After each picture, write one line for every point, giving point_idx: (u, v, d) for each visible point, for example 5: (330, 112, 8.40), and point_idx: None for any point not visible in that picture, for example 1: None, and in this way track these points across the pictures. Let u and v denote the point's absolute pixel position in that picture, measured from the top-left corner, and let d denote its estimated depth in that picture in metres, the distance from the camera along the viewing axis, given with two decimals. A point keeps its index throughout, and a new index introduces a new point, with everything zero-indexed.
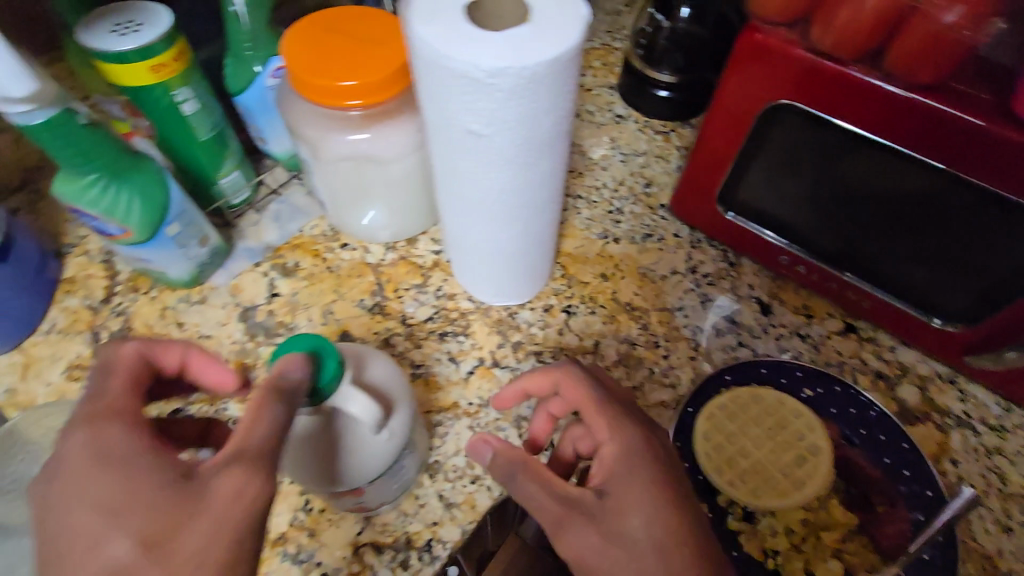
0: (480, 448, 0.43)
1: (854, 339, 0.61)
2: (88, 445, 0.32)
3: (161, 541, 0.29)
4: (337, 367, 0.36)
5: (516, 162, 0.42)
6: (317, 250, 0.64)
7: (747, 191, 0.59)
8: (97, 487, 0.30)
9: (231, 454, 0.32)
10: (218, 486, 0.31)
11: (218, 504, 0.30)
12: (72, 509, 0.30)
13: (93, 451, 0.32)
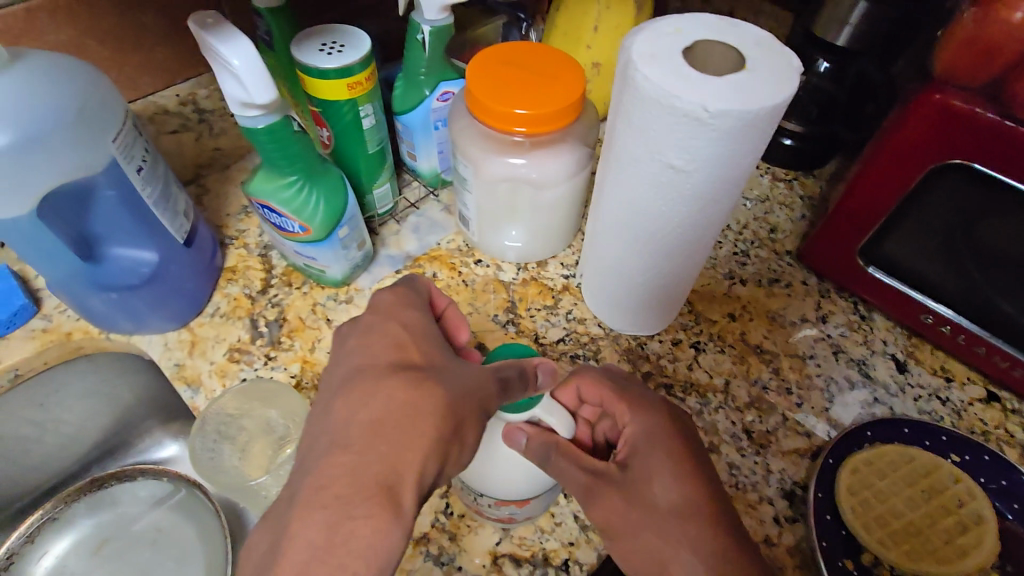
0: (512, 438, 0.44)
1: (998, 409, 0.58)
2: (412, 317, 0.45)
3: (435, 391, 0.39)
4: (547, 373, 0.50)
5: (704, 198, 0.44)
6: (454, 264, 0.67)
7: (893, 245, 0.59)
8: (407, 342, 0.42)
9: (484, 371, 0.43)
10: (475, 388, 0.41)
11: (472, 397, 0.41)
12: (381, 343, 0.42)
13: (411, 322, 0.44)
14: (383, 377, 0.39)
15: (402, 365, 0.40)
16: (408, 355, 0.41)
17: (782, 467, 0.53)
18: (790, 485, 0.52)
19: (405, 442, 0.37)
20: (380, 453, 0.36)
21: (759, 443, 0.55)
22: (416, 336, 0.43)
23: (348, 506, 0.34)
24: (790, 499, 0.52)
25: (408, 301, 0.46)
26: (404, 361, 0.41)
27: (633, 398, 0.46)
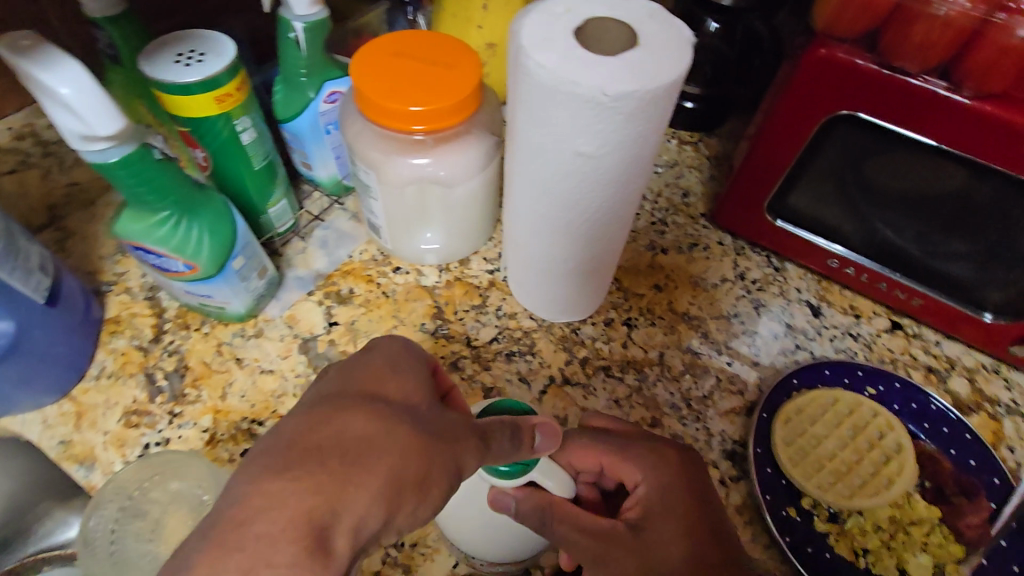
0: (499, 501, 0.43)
1: (902, 336, 0.63)
2: (401, 353, 0.40)
3: (401, 440, 0.33)
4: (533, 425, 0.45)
5: (615, 180, 0.43)
6: (370, 276, 0.63)
7: (795, 199, 0.61)
8: (390, 380, 0.37)
9: (468, 426, 0.38)
10: (453, 442, 0.36)
11: (448, 451, 0.35)
12: (361, 374, 0.37)
13: (400, 359, 0.39)
14: (354, 407, 0.33)
15: (374, 397, 0.35)
16: (382, 389, 0.36)
17: (722, 429, 0.55)
18: (731, 445, 0.54)
19: (353, 483, 0.30)
20: (321, 484, 0.30)
21: (698, 409, 0.56)
22: (402, 370, 0.38)
23: (271, 549, 0.27)
24: (733, 458, 0.53)
25: (403, 342, 0.41)
26: (375, 392, 0.35)
27: (635, 452, 0.46)
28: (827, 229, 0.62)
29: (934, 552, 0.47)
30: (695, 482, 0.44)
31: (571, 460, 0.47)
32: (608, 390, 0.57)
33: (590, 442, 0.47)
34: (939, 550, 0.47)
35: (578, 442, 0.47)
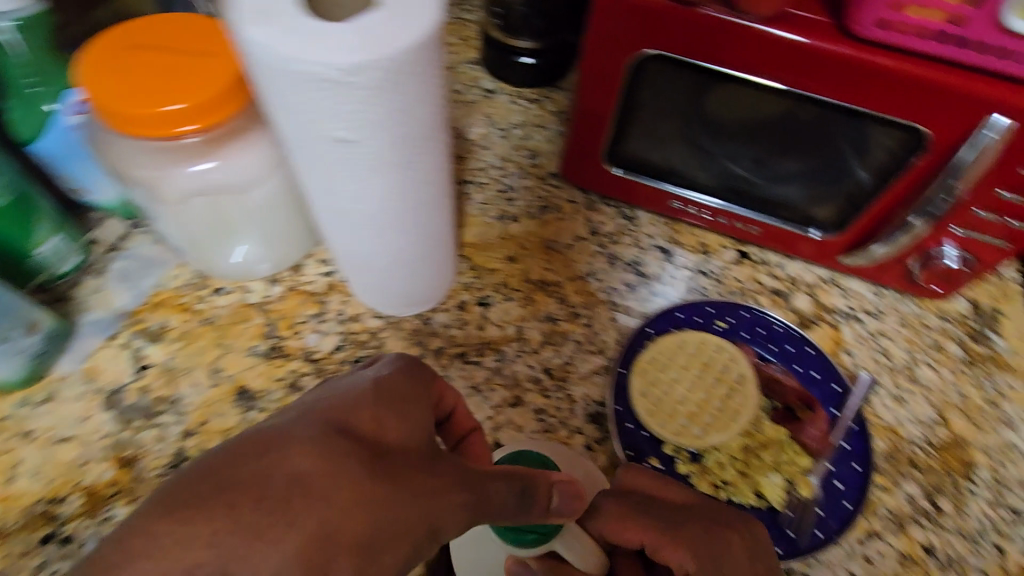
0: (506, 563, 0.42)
1: (750, 264, 0.65)
2: (398, 379, 0.38)
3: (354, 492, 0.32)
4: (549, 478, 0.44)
5: (398, 165, 0.38)
6: (185, 303, 0.55)
7: (627, 145, 0.60)
8: (369, 413, 0.35)
9: (463, 479, 0.35)
10: (435, 494, 0.34)
11: (423, 503, 0.33)
12: (338, 401, 0.35)
13: (405, 396, 0.37)
14: (309, 438, 0.32)
15: (343, 434, 0.33)
16: (355, 421, 0.34)
17: (584, 393, 0.54)
18: (594, 408, 0.53)
19: (265, 538, 0.29)
20: (224, 530, 0.29)
21: (560, 378, 0.54)
22: (389, 404, 0.36)
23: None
24: (598, 420, 0.52)
25: (410, 371, 0.39)
26: (348, 425, 0.34)
27: (660, 514, 0.43)
28: (664, 171, 0.61)
29: (785, 471, 0.49)
30: (715, 555, 0.42)
31: (604, 534, 0.44)
32: (466, 377, 0.54)
33: (626, 510, 0.44)
34: (790, 467, 0.49)
35: (613, 510, 0.44)
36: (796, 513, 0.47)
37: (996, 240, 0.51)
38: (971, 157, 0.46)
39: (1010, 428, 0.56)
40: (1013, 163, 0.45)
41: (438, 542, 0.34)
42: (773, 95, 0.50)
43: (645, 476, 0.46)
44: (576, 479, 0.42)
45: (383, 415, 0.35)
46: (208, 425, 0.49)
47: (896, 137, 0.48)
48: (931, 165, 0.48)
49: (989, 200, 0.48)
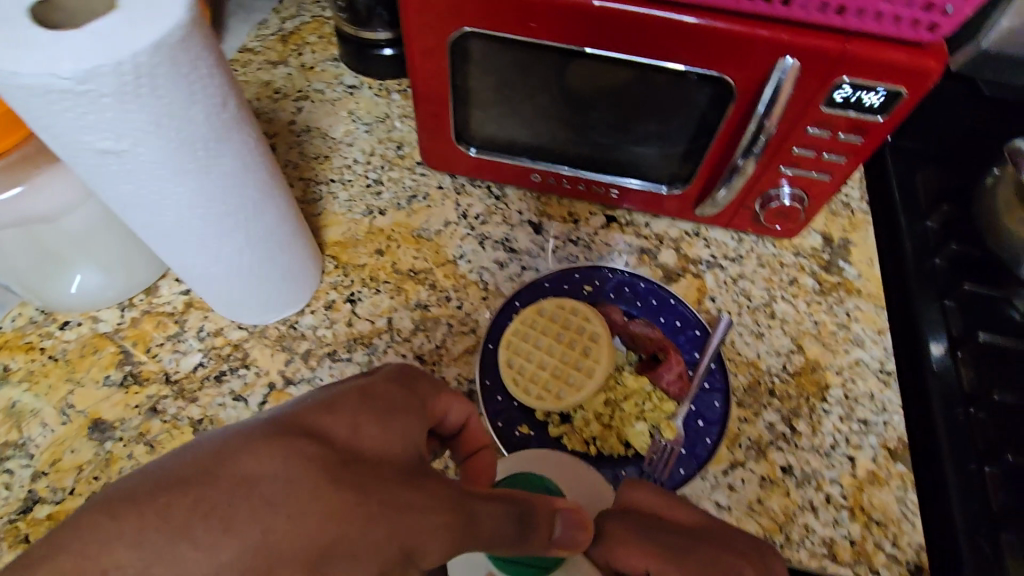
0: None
1: (617, 227, 0.67)
2: (388, 388, 0.35)
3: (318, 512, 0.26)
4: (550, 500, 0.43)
5: (189, 172, 0.36)
6: (29, 343, 0.52)
7: (478, 126, 0.62)
8: (345, 420, 0.31)
9: (450, 500, 0.31)
10: (411, 510, 0.29)
11: (395, 525, 0.28)
12: (312, 407, 0.31)
13: (403, 404, 0.34)
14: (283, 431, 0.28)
15: (321, 438, 0.29)
16: (329, 427, 0.30)
17: (457, 373, 0.55)
18: (466, 386, 0.54)
19: (195, 542, 0.24)
20: (157, 531, 0.23)
21: (432, 362, 0.55)
22: (373, 411, 0.32)
23: None
24: (471, 398, 0.53)
25: (404, 384, 0.36)
26: (323, 431, 0.29)
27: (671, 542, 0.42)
28: (518, 147, 0.63)
29: (650, 418, 0.51)
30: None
31: (610, 559, 0.42)
32: (335, 376, 0.53)
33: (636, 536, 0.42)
34: (654, 413, 0.51)
35: (619, 532, 0.42)
36: (660, 456, 0.50)
37: (819, 174, 0.54)
38: (771, 95, 0.47)
39: (860, 347, 0.59)
40: (813, 101, 0.48)
41: (412, 564, 0.29)
42: (591, 60, 0.51)
43: (649, 494, 0.45)
44: (580, 508, 0.41)
45: (362, 419, 0.31)
46: (61, 464, 0.47)
47: (710, 88, 0.50)
48: (742, 110, 0.51)
49: (801, 138, 0.51)
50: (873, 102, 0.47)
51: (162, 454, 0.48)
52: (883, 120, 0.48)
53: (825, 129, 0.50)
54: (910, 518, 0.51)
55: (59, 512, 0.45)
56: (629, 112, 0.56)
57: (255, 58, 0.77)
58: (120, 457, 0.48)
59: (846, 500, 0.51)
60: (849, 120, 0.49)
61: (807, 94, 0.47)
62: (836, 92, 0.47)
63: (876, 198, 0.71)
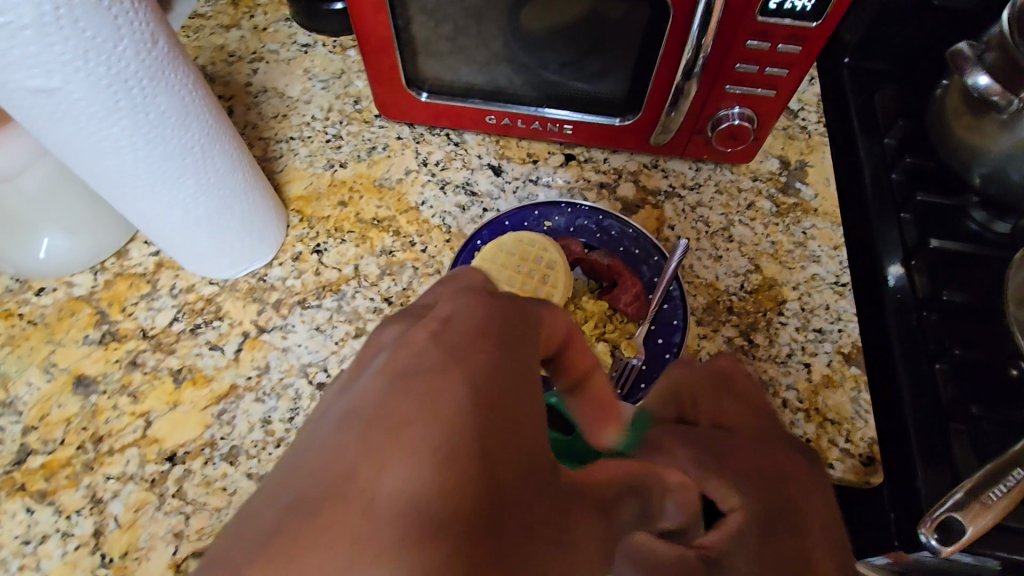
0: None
1: (576, 164, 0.68)
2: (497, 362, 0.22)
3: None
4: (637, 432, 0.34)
5: (126, 112, 0.36)
6: (8, 310, 0.54)
7: (428, 70, 0.62)
8: (467, 418, 0.20)
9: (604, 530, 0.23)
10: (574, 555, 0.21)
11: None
12: (409, 395, 0.20)
13: (524, 362, 0.23)
14: (416, 442, 0.19)
15: (444, 461, 0.19)
16: (440, 439, 0.19)
17: None
18: None
19: None
20: None
21: (400, 303, 0.57)
22: (496, 399, 0.21)
23: None
24: None
25: (506, 339, 0.23)
26: (439, 450, 0.19)
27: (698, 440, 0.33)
28: (470, 88, 0.63)
29: (609, 338, 0.53)
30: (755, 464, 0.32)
31: None
32: (306, 321, 0.55)
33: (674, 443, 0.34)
34: (613, 333, 0.54)
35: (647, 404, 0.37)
36: (621, 374, 0.52)
37: (764, 90, 0.55)
38: (704, 9, 0.47)
39: (815, 263, 0.61)
40: (748, 11, 0.48)
41: None
42: None
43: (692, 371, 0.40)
44: (689, 480, 0.30)
45: (488, 416, 0.21)
46: (49, 418, 0.49)
47: (648, 8, 0.51)
48: (681, 27, 0.51)
49: (742, 53, 0.52)
50: (805, 8, 0.47)
51: (145, 403, 0.50)
52: (817, 26, 0.48)
53: (764, 42, 0.50)
54: (863, 416, 0.52)
55: (50, 461, 0.47)
56: (573, 43, 0.57)
57: (207, 23, 0.76)
58: (105, 408, 0.50)
59: (801, 403, 0.53)
60: (785, 29, 0.49)
61: (741, 5, 0.48)
62: (769, 0, 0.47)
63: (833, 119, 0.71)
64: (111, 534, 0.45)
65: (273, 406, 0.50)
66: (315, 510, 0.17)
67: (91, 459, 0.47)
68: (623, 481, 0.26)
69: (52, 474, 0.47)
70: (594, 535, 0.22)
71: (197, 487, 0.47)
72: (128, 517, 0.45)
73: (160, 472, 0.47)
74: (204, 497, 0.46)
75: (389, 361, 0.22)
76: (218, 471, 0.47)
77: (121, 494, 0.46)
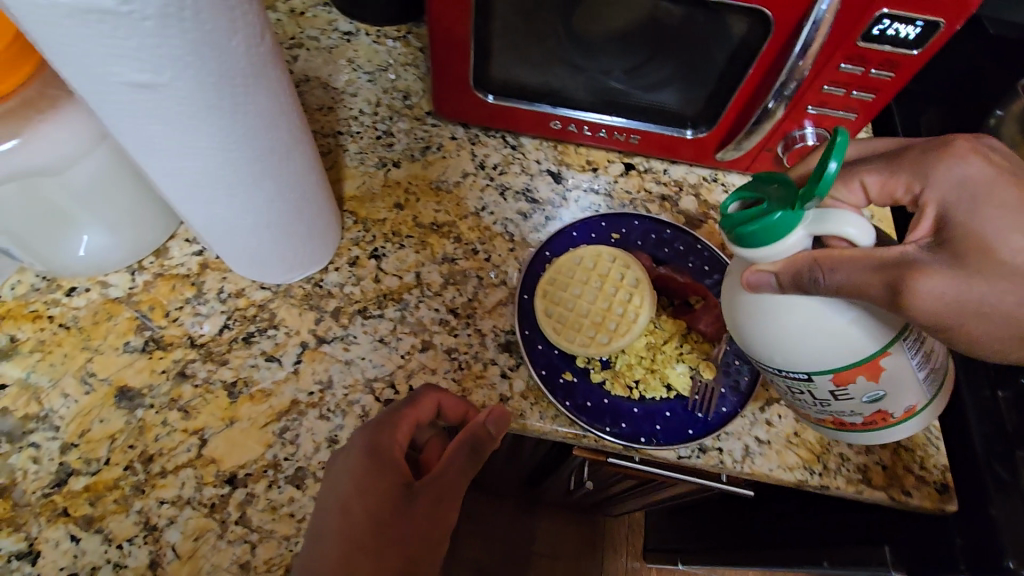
0: (757, 277, 0.39)
1: (636, 175, 0.66)
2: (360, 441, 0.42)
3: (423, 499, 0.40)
4: (836, 156, 0.33)
5: (225, 111, 0.33)
6: (36, 311, 0.49)
7: (497, 71, 0.59)
8: (351, 475, 0.40)
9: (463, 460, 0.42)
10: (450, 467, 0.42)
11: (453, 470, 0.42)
12: (345, 476, 0.41)
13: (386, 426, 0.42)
14: (347, 503, 0.40)
15: (384, 475, 0.40)
16: (375, 470, 0.40)
17: (493, 325, 0.54)
18: (504, 337, 0.53)
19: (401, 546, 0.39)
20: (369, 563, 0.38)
21: (466, 315, 0.54)
22: (365, 465, 0.40)
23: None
24: (510, 348, 0.53)
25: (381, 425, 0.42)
26: (371, 479, 0.40)
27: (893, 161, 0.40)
28: (540, 92, 0.60)
29: (688, 359, 0.51)
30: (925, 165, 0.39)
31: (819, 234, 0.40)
32: (369, 332, 0.52)
33: (873, 255, 0.36)
34: (692, 354, 0.52)
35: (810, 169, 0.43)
36: (700, 395, 0.51)
37: (845, 113, 0.55)
38: (812, 31, 0.46)
39: None
40: (850, 37, 0.48)
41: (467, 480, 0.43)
42: None
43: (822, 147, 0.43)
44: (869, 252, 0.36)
45: (376, 454, 0.41)
46: (91, 434, 0.45)
47: (745, 22, 0.49)
48: (778, 45, 0.50)
49: (833, 75, 0.51)
50: (908, 35, 0.47)
51: (197, 419, 0.46)
52: (916, 53, 0.48)
53: (858, 66, 0.50)
54: (935, 442, 0.52)
55: (96, 482, 0.43)
56: (655, 52, 0.55)
57: None
58: (154, 424, 0.46)
59: None
60: (882, 55, 0.49)
61: (845, 28, 0.47)
62: (874, 26, 0.47)
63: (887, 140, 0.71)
64: (169, 565, 0.42)
65: (339, 424, 0.47)
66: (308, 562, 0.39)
67: (142, 481, 0.44)
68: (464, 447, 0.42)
69: (99, 498, 0.43)
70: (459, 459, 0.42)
71: (263, 513, 0.44)
72: (187, 546, 0.42)
73: (219, 495, 0.44)
74: (271, 524, 0.43)
75: (338, 470, 0.41)
76: (284, 495, 0.44)
77: (178, 520, 0.43)
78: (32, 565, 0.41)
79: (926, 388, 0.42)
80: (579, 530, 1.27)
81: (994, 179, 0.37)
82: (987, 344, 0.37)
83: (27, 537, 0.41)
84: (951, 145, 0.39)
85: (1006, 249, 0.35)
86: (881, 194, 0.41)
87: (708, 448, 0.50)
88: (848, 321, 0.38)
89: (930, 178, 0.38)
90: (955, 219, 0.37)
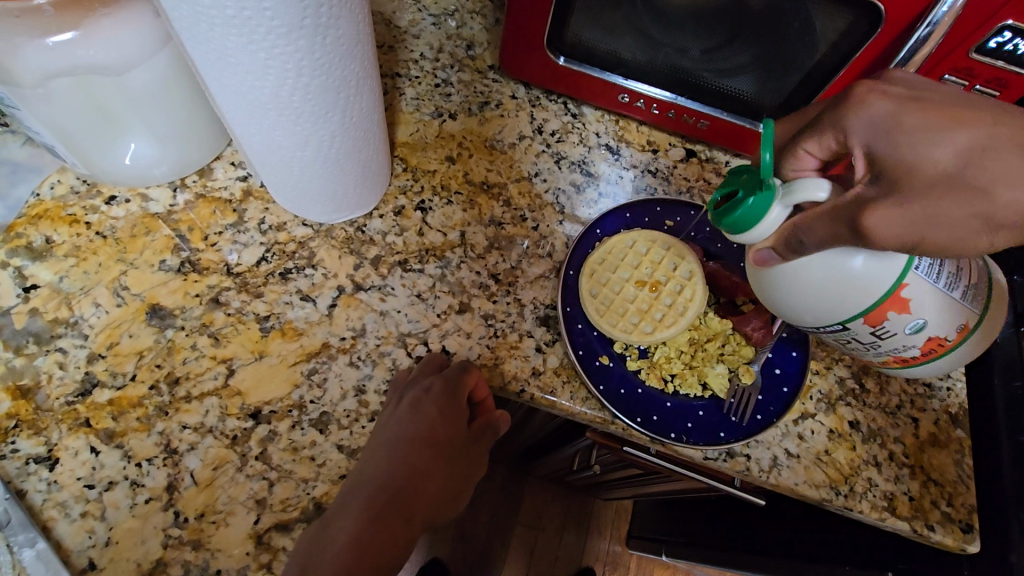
0: (759, 255, 0.39)
1: (696, 163, 0.63)
2: (429, 400, 0.44)
3: (458, 460, 0.47)
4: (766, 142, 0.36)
5: (307, 33, 0.31)
6: (73, 215, 0.48)
7: (574, 34, 0.55)
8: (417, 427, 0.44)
9: (484, 437, 0.49)
10: (477, 439, 0.48)
11: (478, 443, 0.48)
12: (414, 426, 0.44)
13: (455, 391, 0.45)
14: (406, 453, 0.44)
15: (441, 435, 0.46)
16: (436, 427, 0.45)
17: (533, 297, 0.52)
18: (543, 311, 0.51)
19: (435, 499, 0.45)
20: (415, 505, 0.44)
21: (507, 283, 0.52)
22: (433, 418, 0.44)
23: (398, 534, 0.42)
24: (547, 323, 0.51)
25: (449, 389, 0.45)
26: (431, 434, 0.45)
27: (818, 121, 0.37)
28: (613, 62, 0.57)
29: (728, 361, 0.49)
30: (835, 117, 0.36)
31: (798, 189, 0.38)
32: (408, 286, 0.50)
33: (839, 207, 0.33)
34: (732, 357, 0.50)
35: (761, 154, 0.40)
36: (736, 399, 0.49)
37: None
38: (924, 34, 0.43)
39: None
40: (961, 46, 0.44)
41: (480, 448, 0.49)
42: None
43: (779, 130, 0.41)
44: (841, 202, 0.34)
45: (444, 413, 0.45)
46: (119, 348, 0.44)
47: (850, 16, 0.46)
48: (878, 47, 0.46)
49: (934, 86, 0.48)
50: None
51: (227, 348, 0.45)
52: None
53: (963, 79, 0.47)
54: (966, 482, 0.50)
55: (120, 398, 0.43)
56: (741, 35, 0.51)
57: None
58: (183, 347, 0.45)
59: (907, 459, 0.50)
60: (994, 70, 0.45)
61: (958, 37, 0.44)
62: (991, 39, 0.43)
63: None
64: (186, 491, 0.41)
65: (368, 374, 0.46)
66: (360, 482, 0.42)
67: (167, 403, 0.43)
68: (489, 423, 0.49)
69: (122, 414, 0.42)
70: (484, 436, 0.49)
71: (283, 453, 0.43)
72: (206, 474, 0.42)
73: (243, 429, 0.43)
74: (291, 464, 0.43)
75: (411, 406, 0.44)
76: (306, 438, 0.44)
77: (199, 448, 0.42)
78: (51, 471, 0.41)
79: (968, 304, 0.40)
80: (564, 507, 1.28)
81: (898, 106, 0.34)
82: (951, 248, 0.34)
83: (48, 442, 0.41)
84: (849, 93, 0.36)
85: (930, 163, 0.33)
86: (823, 153, 0.37)
87: (736, 454, 0.49)
88: (863, 265, 0.36)
89: (845, 131, 0.35)
90: (880, 153, 0.34)
